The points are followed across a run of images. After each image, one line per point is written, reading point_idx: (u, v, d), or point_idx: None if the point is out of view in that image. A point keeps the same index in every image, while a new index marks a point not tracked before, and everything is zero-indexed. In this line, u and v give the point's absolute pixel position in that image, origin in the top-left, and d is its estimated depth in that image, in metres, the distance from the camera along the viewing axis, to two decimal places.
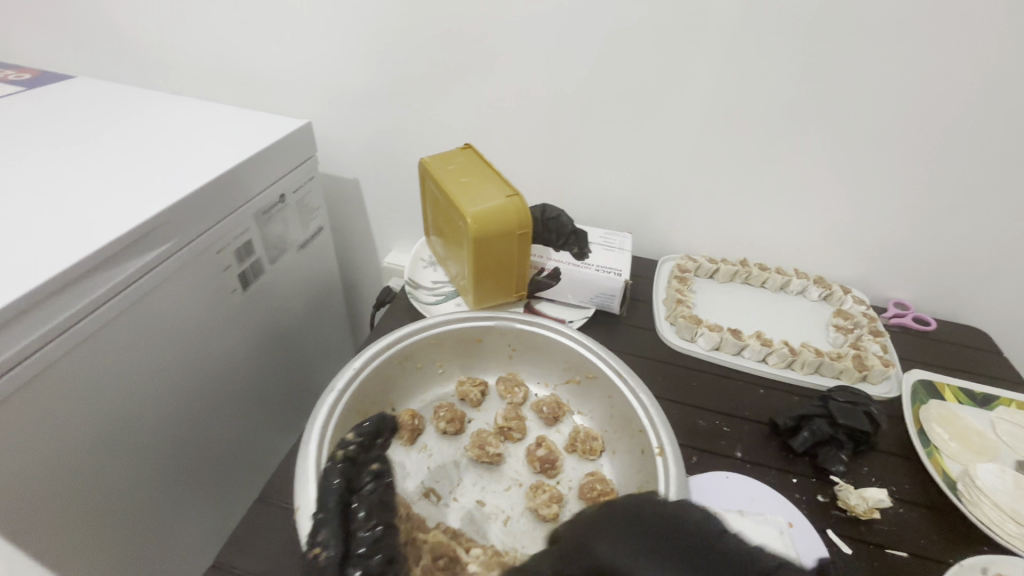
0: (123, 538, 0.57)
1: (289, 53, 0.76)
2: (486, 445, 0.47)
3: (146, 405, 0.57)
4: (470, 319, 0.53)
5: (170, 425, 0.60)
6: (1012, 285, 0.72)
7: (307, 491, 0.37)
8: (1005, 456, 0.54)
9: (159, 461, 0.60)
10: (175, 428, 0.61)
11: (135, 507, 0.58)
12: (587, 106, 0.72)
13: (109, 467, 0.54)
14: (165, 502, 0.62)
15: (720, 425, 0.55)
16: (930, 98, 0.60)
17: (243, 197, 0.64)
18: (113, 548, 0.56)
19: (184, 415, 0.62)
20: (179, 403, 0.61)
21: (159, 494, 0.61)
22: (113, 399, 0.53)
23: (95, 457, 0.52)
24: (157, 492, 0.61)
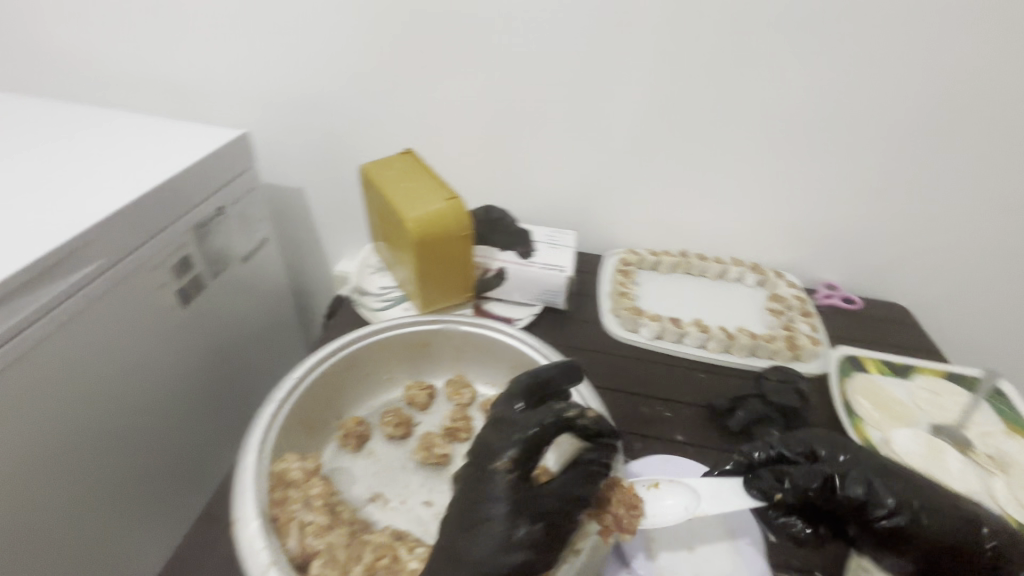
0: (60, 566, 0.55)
1: (225, 62, 0.74)
2: (433, 446, 0.47)
3: (79, 428, 0.54)
4: (414, 324, 0.54)
5: (108, 447, 0.58)
6: (927, 263, 0.77)
7: (244, 503, 0.36)
8: (921, 421, 0.59)
9: (98, 484, 0.58)
10: (114, 451, 0.59)
11: (74, 534, 0.56)
12: (526, 108, 0.73)
13: (43, 493, 0.52)
14: (107, 526, 0.60)
15: (662, 410, 0.57)
16: (841, 90, 0.65)
17: (178, 211, 0.63)
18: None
19: (124, 437, 0.60)
20: (117, 424, 0.59)
21: (99, 520, 0.59)
22: (41, 425, 0.51)
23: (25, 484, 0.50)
24: (96, 517, 0.58)
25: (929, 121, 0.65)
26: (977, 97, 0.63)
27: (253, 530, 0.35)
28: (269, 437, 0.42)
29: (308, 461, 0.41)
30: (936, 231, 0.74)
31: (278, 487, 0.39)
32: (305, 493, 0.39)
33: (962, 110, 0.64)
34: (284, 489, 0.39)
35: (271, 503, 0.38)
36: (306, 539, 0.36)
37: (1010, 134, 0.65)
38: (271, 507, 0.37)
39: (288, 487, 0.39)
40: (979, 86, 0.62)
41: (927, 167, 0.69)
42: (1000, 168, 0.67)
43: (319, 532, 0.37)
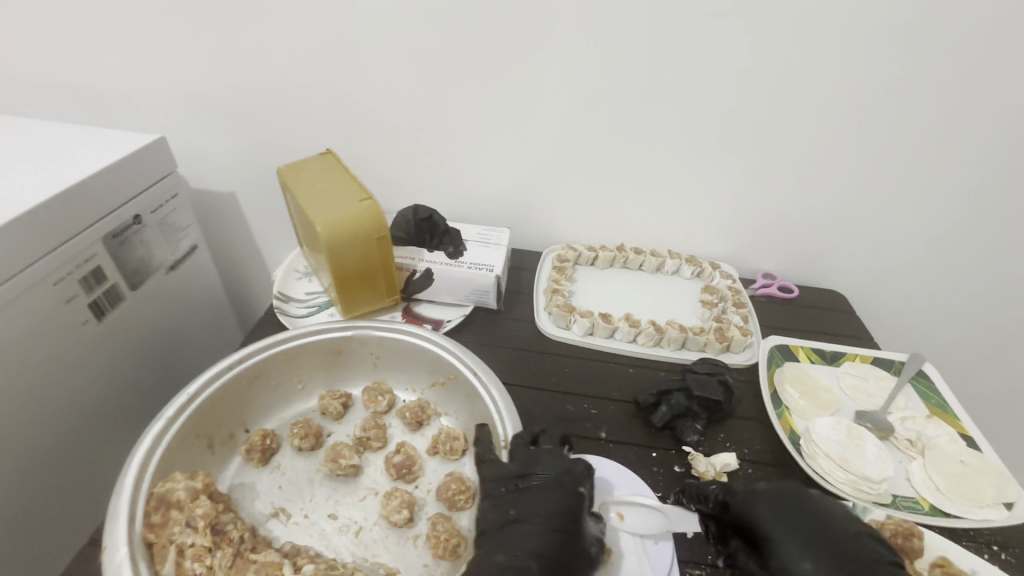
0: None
1: (137, 64, 0.71)
2: (340, 457, 0.46)
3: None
4: (326, 331, 0.52)
5: (25, 470, 0.55)
6: (860, 250, 0.78)
7: (115, 529, 0.34)
8: (846, 408, 0.59)
9: (17, 510, 0.55)
10: (32, 473, 0.56)
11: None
12: (455, 104, 0.72)
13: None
14: (31, 552, 0.57)
15: (588, 408, 0.57)
16: (766, 81, 0.64)
17: (84, 221, 0.59)
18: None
19: (43, 457, 0.57)
20: (35, 445, 0.56)
21: (23, 548, 0.56)
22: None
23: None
24: (20, 545, 0.55)
25: (853, 110, 0.65)
26: (899, 84, 0.63)
27: (120, 558, 0.33)
28: (154, 455, 0.40)
29: (196, 479, 0.39)
30: (866, 218, 0.75)
31: (159, 509, 0.37)
32: (188, 514, 0.37)
33: (886, 97, 0.64)
34: (166, 511, 0.37)
35: (147, 527, 0.36)
36: (185, 562, 0.35)
37: (933, 121, 0.65)
38: (146, 532, 0.36)
39: (170, 509, 0.37)
40: (900, 73, 0.62)
41: (854, 155, 0.69)
42: (924, 155, 0.68)
43: (200, 554, 0.36)
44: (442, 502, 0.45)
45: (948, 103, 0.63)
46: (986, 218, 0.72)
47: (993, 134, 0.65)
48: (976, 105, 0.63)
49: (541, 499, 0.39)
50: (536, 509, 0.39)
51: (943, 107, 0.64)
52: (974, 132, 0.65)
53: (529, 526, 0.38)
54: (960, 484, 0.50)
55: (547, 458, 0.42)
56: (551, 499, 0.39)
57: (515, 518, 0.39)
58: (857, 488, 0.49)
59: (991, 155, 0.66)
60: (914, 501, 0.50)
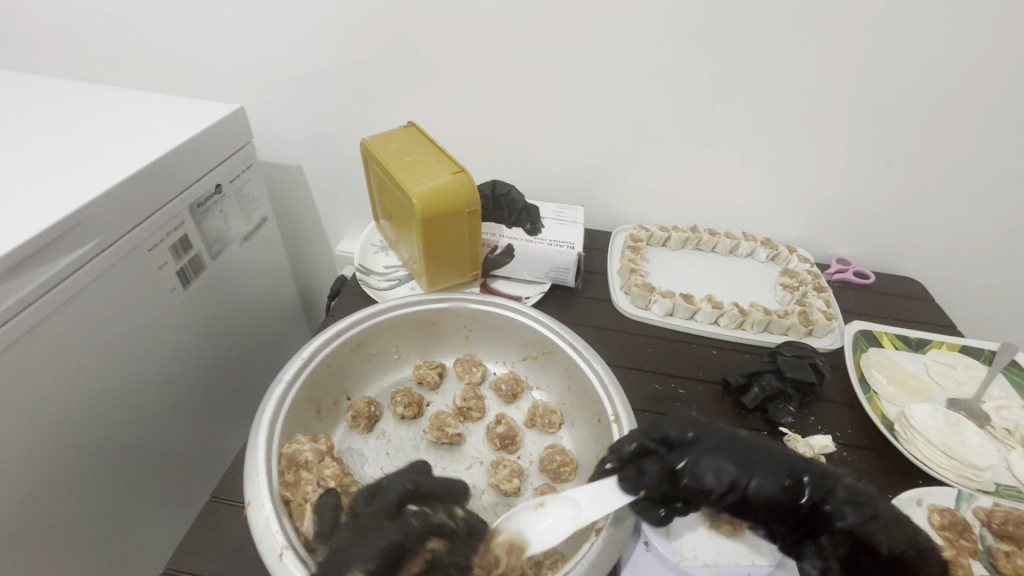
0: (82, 544, 0.54)
1: (212, 34, 0.70)
2: (445, 426, 0.46)
3: (98, 404, 0.54)
4: (424, 302, 0.52)
5: (117, 430, 0.57)
6: (939, 237, 0.76)
7: (259, 486, 0.35)
8: (937, 395, 0.58)
9: (110, 466, 0.56)
10: (124, 433, 0.58)
11: (97, 510, 0.56)
12: (533, 78, 0.70)
13: (58, 473, 0.50)
14: (123, 505, 0.59)
15: (676, 387, 0.56)
16: (861, 58, 0.62)
17: (173, 189, 0.60)
18: (73, 553, 0.54)
19: (132, 419, 0.58)
20: (126, 406, 0.57)
21: (115, 499, 0.58)
22: (52, 406, 0.49)
23: (44, 466, 0.49)
24: (113, 494, 0.57)
25: (953, 90, 0.62)
26: (1010, 60, 0.59)
27: (266, 515, 0.34)
28: (278, 418, 0.40)
29: (319, 442, 0.41)
30: (951, 205, 0.72)
31: (290, 469, 0.38)
32: (318, 475, 0.38)
33: (992, 76, 0.61)
34: (296, 471, 0.38)
35: (283, 485, 0.37)
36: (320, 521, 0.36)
37: None
38: (284, 490, 0.36)
39: (299, 470, 0.38)
40: (1009, 52, 0.59)
41: (948, 138, 0.66)
42: None
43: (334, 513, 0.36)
44: (546, 473, 0.45)
45: None
46: None
47: None
48: None
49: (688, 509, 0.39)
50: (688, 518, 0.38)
51: None
52: None
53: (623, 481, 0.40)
54: None
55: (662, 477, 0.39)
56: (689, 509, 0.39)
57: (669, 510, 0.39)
58: (962, 475, 0.48)
59: None
60: (1018, 490, 0.49)
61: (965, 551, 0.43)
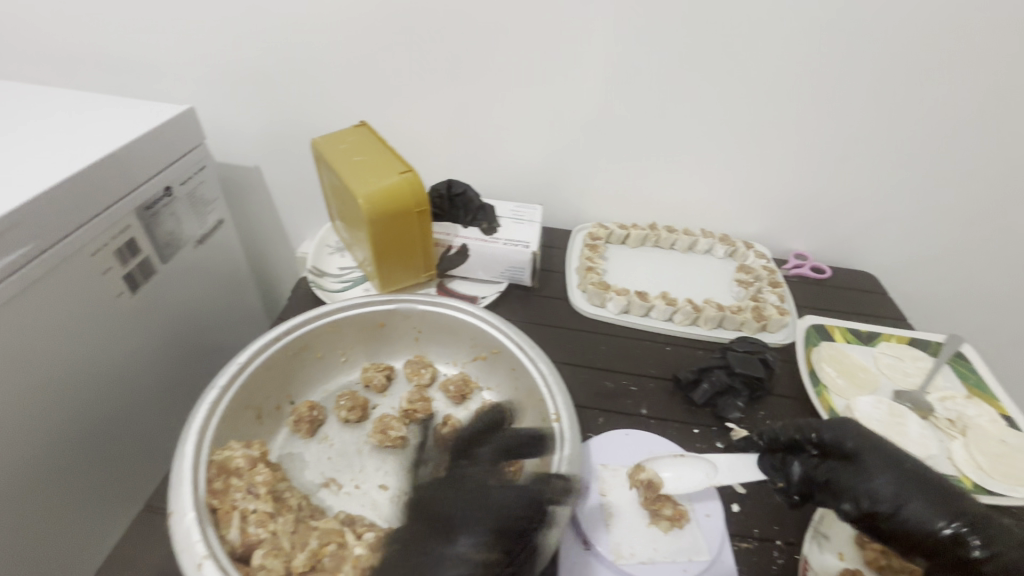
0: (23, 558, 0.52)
1: (160, 33, 0.69)
2: (388, 429, 0.46)
3: (33, 412, 0.52)
4: (370, 304, 0.52)
5: (60, 436, 0.55)
6: (893, 232, 0.77)
7: (182, 494, 0.34)
8: (884, 387, 0.59)
9: (53, 473, 0.55)
10: (67, 439, 0.56)
11: (35, 520, 0.53)
12: (490, 77, 0.70)
13: None
14: (67, 515, 0.57)
15: (627, 384, 0.56)
16: (810, 55, 0.63)
17: (117, 192, 0.58)
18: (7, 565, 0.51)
19: (76, 424, 0.57)
20: (69, 411, 0.56)
21: (52, 510, 0.55)
22: None
23: None
24: (51, 505, 0.55)
25: (899, 87, 0.64)
26: (953, 57, 0.60)
27: (188, 522, 0.33)
28: (209, 425, 0.40)
29: (252, 448, 0.40)
30: (903, 200, 0.74)
31: (220, 476, 0.38)
32: (249, 481, 0.38)
33: (937, 73, 0.62)
34: (226, 478, 0.38)
35: (210, 493, 0.36)
36: (249, 528, 0.35)
37: (984, 97, 0.63)
38: (210, 497, 0.36)
39: (230, 477, 0.38)
40: (950, 50, 0.60)
41: (897, 134, 0.67)
42: (972, 133, 0.66)
43: (263, 520, 0.36)
44: None
45: (1003, 78, 0.61)
46: None
47: None
48: None
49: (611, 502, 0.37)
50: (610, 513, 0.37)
51: (998, 83, 0.62)
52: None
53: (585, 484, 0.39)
54: (1001, 462, 0.51)
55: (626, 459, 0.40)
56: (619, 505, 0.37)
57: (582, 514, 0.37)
58: None
59: None
60: (956, 479, 0.50)
61: None
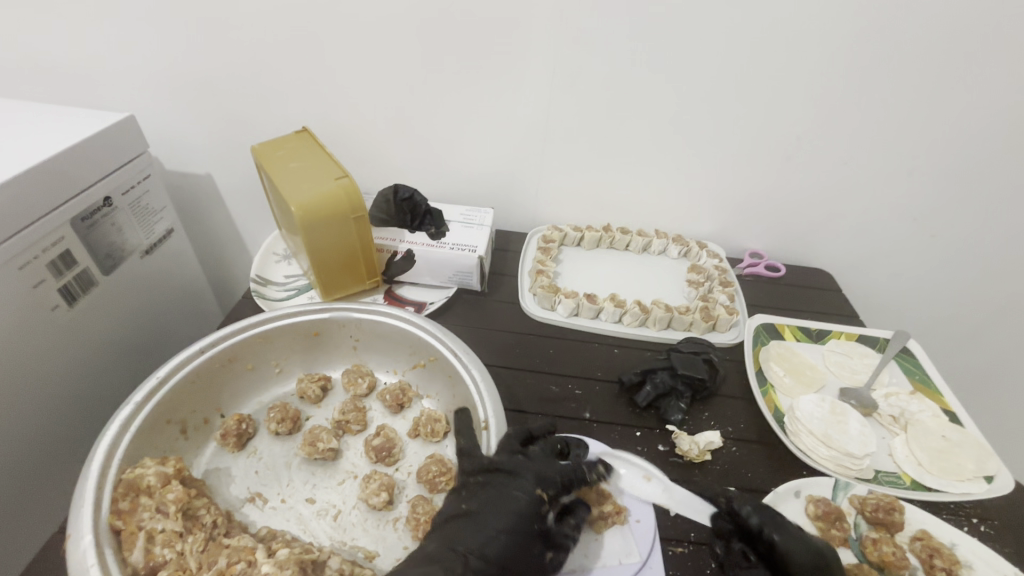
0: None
1: (97, 41, 0.67)
2: (318, 441, 0.45)
3: None
4: (303, 313, 0.51)
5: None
6: (846, 229, 0.78)
7: (80, 517, 0.33)
8: (831, 385, 0.59)
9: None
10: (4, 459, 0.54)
11: None
12: (439, 81, 0.69)
13: None
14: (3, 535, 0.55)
15: (572, 388, 0.56)
16: (753, 54, 0.63)
17: (50, 200, 0.56)
18: None
19: (15, 442, 0.55)
20: (7, 429, 0.54)
21: None
22: None
23: None
24: None
25: (842, 85, 0.64)
26: (894, 55, 0.61)
27: (85, 546, 0.32)
28: (121, 443, 0.39)
29: (166, 465, 0.39)
30: (854, 197, 0.74)
31: (127, 495, 0.36)
32: (159, 500, 0.37)
33: (881, 70, 0.62)
34: (135, 497, 0.37)
35: (114, 514, 0.35)
36: (154, 549, 0.35)
37: (927, 94, 0.63)
38: (114, 519, 0.35)
39: (139, 496, 0.37)
40: (889, 48, 0.60)
41: (844, 132, 0.68)
42: (917, 130, 0.66)
43: (170, 540, 0.35)
44: (422, 484, 0.44)
45: (944, 76, 0.62)
46: (975, 196, 0.71)
47: (988, 107, 0.63)
48: (972, 78, 0.61)
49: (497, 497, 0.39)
50: (494, 506, 0.39)
51: (939, 81, 0.62)
52: (967, 106, 0.64)
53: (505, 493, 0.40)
54: (941, 458, 0.50)
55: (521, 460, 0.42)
56: (507, 498, 0.39)
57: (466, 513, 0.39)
58: (840, 464, 0.49)
59: (985, 131, 0.65)
60: (896, 476, 0.50)
61: (835, 540, 0.44)
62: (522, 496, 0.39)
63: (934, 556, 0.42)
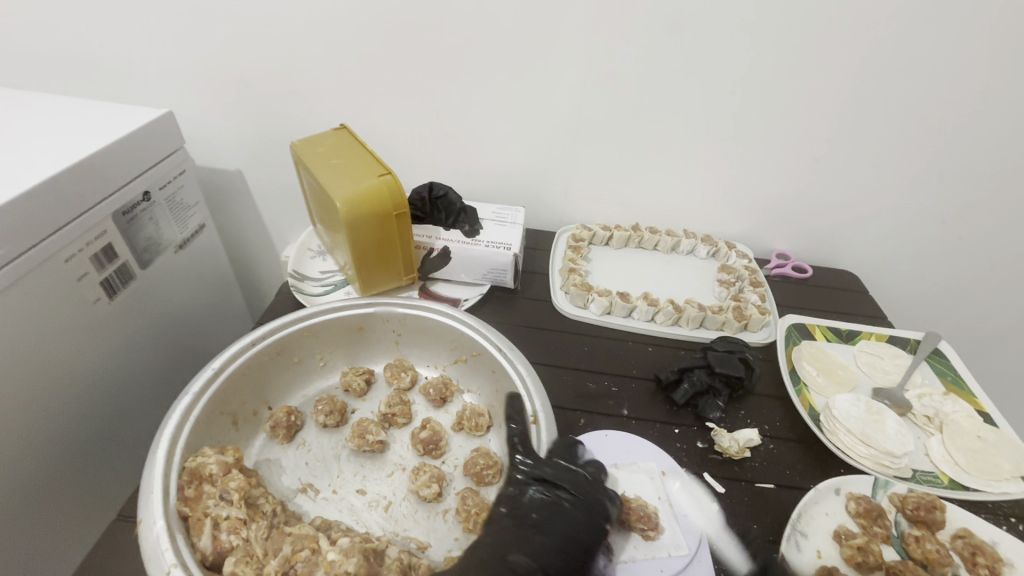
0: (19, 567, 0.52)
1: (133, 40, 0.68)
2: (366, 433, 0.46)
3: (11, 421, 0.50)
4: (347, 307, 0.52)
5: (53, 444, 0.55)
6: (873, 231, 0.78)
7: (152, 503, 0.35)
8: (864, 385, 0.60)
9: (48, 481, 0.55)
10: (61, 448, 0.56)
11: (15, 533, 0.51)
12: (472, 80, 0.70)
13: None
14: (61, 523, 0.57)
15: (609, 385, 0.56)
16: (784, 58, 0.63)
17: (93, 196, 0.57)
18: None
19: (70, 431, 0.57)
20: (61, 420, 0.56)
21: (31, 523, 0.53)
22: None
23: None
24: (30, 516, 0.53)
25: (873, 88, 0.64)
26: (927, 58, 0.61)
27: (157, 530, 0.33)
28: (182, 431, 0.40)
29: (226, 454, 0.40)
30: (882, 198, 0.74)
31: (192, 483, 0.38)
32: (222, 487, 0.38)
33: (914, 72, 0.63)
34: (199, 485, 0.38)
35: (182, 501, 0.36)
36: (220, 535, 0.36)
37: (958, 97, 0.64)
38: (182, 505, 0.36)
39: (202, 483, 0.38)
40: (920, 51, 0.61)
41: (873, 134, 0.68)
42: (946, 132, 0.67)
43: (235, 527, 0.36)
44: (469, 477, 0.45)
45: (977, 79, 0.62)
46: (1004, 198, 0.71)
47: (1021, 109, 0.64)
48: (1004, 81, 0.62)
49: (552, 514, 0.39)
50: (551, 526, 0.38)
51: (972, 83, 0.62)
52: (1000, 109, 0.64)
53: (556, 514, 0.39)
54: (977, 457, 0.51)
55: (577, 477, 0.41)
56: (563, 516, 0.39)
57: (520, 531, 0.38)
58: (879, 462, 0.50)
59: (1014, 134, 0.66)
60: (933, 475, 0.50)
61: (877, 537, 0.45)
62: (584, 514, 0.39)
63: (976, 553, 0.43)
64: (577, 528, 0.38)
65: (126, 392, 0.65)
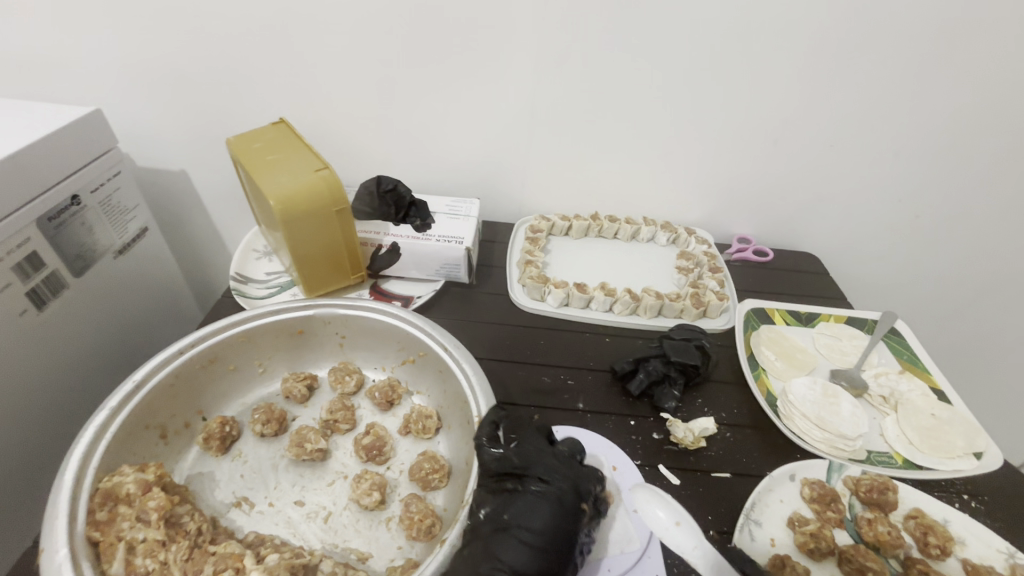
0: None
1: (57, 34, 0.64)
2: (305, 442, 0.44)
3: None
4: (285, 311, 0.49)
5: None
6: (831, 212, 0.78)
7: (54, 529, 0.32)
8: (821, 368, 0.59)
9: None
10: None
11: None
12: (420, 69, 0.67)
13: None
14: None
15: (564, 378, 0.55)
16: (738, 38, 0.62)
17: (13, 202, 0.53)
18: None
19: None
20: None
21: None
22: None
23: None
24: None
25: (828, 67, 0.63)
26: (880, 35, 0.60)
27: (61, 559, 0.31)
28: (96, 450, 0.38)
29: (146, 471, 0.38)
30: (840, 180, 0.74)
31: (105, 505, 0.35)
32: (139, 508, 0.36)
33: (867, 51, 0.62)
34: (113, 506, 0.36)
35: (91, 525, 0.34)
36: (135, 559, 0.34)
37: (912, 75, 0.63)
38: (91, 530, 0.34)
39: (117, 505, 0.36)
40: (873, 28, 0.60)
41: (830, 114, 0.67)
42: (901, 111, 0.66)
43: (152, 549, 0.35)
44: (415, 482, 0.43)
45: (929, 57, 0.61)
46: (959, 174, 0.71)
47: (976, 83, 0.63)
48: (957, 57, 0.61)
49: (532, 506, 0.36)
50: (530, 517, 0.36)
51: (925, 61, 0.62)
52: (954, 83, 0.63)
53: (535, 501, 0.36)
54: (932, 436, 0.51)
55: (552, 466, 0.39)
56: (547, 506, 0.36)
57: (503, 526, 0.36)
58: (834, 446, 0.49)
59: (967, 112, 0.65)
60: (888, 456, 0.50)
61: (830, 522, 0.44)
62: (558, 504, 0.36)
63: (928, 534, 0.43)
64: (559, 516, 0.36)
65: (57, 409, 0.61)
